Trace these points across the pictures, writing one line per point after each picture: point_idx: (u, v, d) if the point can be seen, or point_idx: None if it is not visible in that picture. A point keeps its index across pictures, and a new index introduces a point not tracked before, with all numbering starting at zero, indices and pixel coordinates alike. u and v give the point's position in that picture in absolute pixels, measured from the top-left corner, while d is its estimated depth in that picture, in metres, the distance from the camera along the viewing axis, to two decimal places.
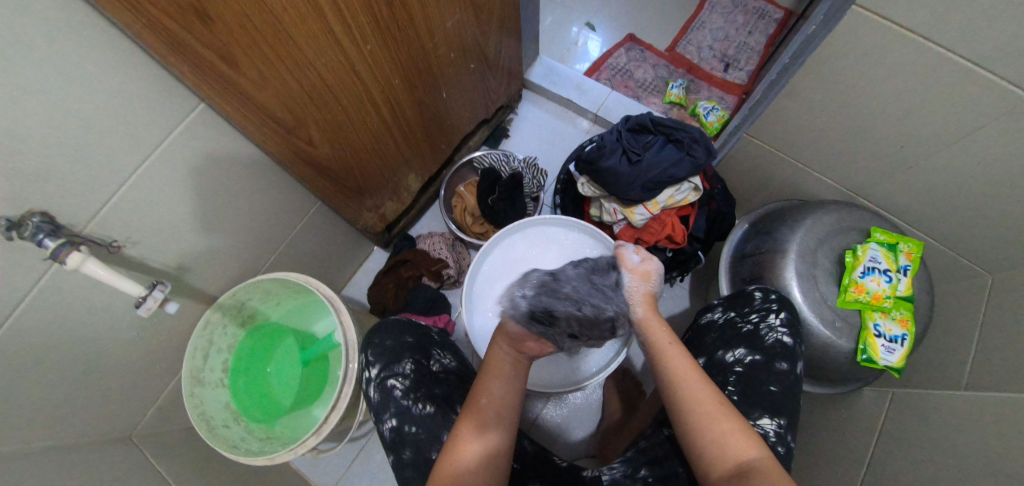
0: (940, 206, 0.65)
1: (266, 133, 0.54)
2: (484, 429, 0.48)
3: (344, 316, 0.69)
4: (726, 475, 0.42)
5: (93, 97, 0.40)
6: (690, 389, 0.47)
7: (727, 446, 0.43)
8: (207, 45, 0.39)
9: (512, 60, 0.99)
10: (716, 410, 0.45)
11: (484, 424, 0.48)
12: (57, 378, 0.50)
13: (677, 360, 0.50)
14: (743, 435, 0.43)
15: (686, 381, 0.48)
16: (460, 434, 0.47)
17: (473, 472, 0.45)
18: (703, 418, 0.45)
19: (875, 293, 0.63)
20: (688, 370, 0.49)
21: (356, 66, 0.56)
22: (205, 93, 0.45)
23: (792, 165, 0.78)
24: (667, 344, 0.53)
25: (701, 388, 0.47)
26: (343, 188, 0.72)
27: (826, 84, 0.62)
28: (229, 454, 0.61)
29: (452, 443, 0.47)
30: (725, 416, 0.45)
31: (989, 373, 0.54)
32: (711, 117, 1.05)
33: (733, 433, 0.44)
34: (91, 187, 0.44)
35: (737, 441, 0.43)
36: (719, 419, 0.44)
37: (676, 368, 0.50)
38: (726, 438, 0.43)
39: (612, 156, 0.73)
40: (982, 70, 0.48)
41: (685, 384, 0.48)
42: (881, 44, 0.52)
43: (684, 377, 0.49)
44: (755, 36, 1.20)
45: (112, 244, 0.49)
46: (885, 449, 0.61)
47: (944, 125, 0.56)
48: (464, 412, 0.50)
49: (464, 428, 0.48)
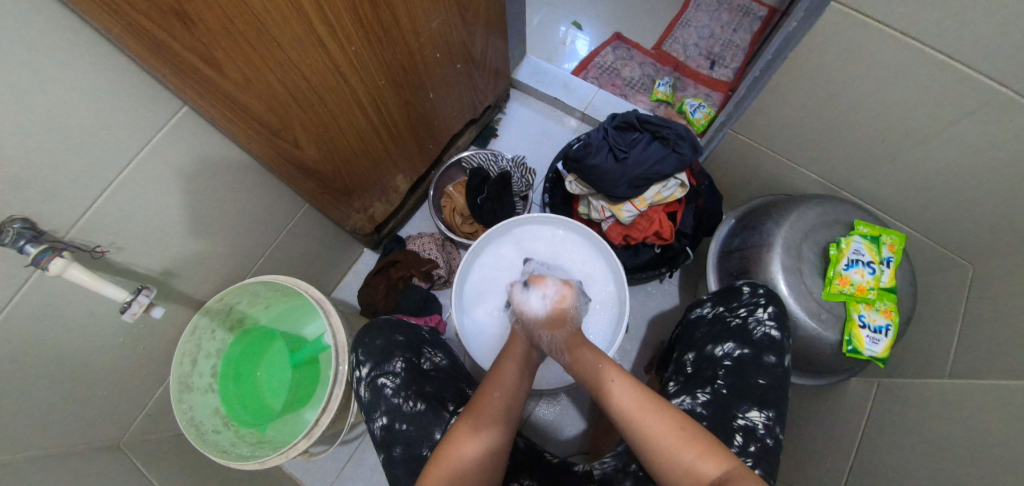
0: (922, 198, 0.66)
1: (250, 135, 0.53)
2: (489, 424, 0.49)
3: (333, 317, 0.69)
4: None
5: (73, 101, 0.39)
6: (646, 422, 0.46)
7: (699, 470, 0.42)
8: (186, 45, 0.39)
9: (499, 59, 1.00)
10: (678, 436, 0.44)
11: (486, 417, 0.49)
12: (43, 387, 0.50)
13: (627, 394, 0.49)
14: (710, 453, 0.42)
15: (640, 415, 0.47)
16: (463, 424, 0.48)
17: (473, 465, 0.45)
18: (667, 450, 0.44)
19: (859, 285, 0.64)
20: (639, 404, 0.48)
21: (341, 66, 0.56)
22: (188, 95, 0.44)
23: (776, 160, 0.79)
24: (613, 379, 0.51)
25: (656, 417, 0.46)
26: (330, 190, 0.72)
27: (808, 80, 0.63)
28: (217, 458, 0.61)
29: (447, 442, 0.47)
30: (687, 441, 0.43)
31: (971, 360, 0.55)
32: (698, 114, 1.06)
33: (702, 455, 0.42)
34: (72, 192, 0.44)
35: (705, 461, 0.42)
36: (684, 445, 0.43)
37: (623, 404, 0.48)
38: (694, 462, 0.42)
39: (598, 154, 0.73)
40: (959, 63, 0.49)
41: (640, 419, 0.46)
42: (861, 39, 0.53)
43: (638, 413, 0.47)
44: (740, 33, 1.21)
45: (96, 249, 0.49)
46: (871, 438, 0.62)
47: (922, 118, 0.57)
48: (470, 406, 0.51)
49: (469, 418, 0.49)
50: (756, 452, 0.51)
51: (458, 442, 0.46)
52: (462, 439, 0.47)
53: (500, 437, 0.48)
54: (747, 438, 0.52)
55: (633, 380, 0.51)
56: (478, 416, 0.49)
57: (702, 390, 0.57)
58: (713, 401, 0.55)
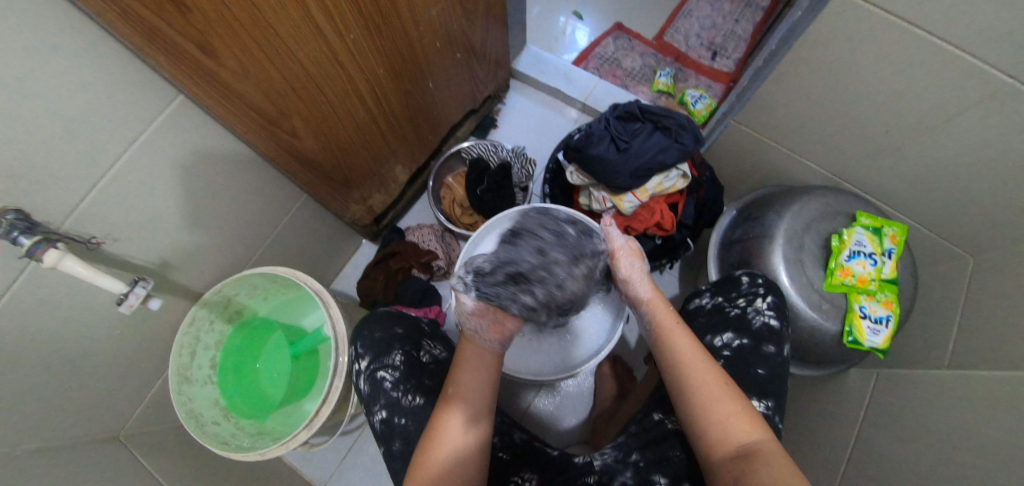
0: (924, 190, 0.66)
1: (248, 125, 0.52)
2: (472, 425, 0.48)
3: (333, 309, 0.69)
4: (728, 456, 0.42)
5: (64, 90, 0.38)
6: (694, 371, 0.48)
7: (730, 427, 0.43)
8: (181, 32, 0.37)
9: (498, 49, 0.98)
10: (722, 393, 0.45)
11: (474, 417, 0.49)
12: (39, 382, 0.49)
13: (684, 341, 0.51)
14: (749, 417, 0.43)
15: (692, 362, 0.48)
16: (445, 427, 0.47)
17: (459, 464, 0.46)
18: (708, 400, 0.45)
19: (861, 276, 0.64)
20: (694, 351, 0.49)
21: (339, 55, 0.55)
22: (183, 85, 0.44)
23: (778, 151, 0.78)
24: (673, 323, 0.54)
25: (707, 368, 0.48)
26: (329, 180, 0.71)
27: (812, 71, 0.62)
28: (217, 450, 0.61)
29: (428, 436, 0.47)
30: (730, 400, 0.45)
31: (971, 352, 0.55)
32: (699, 105, 1.05)
33: (740, 416, 0.44)
34: (66, 183, 0.43)
35: (739, 422, 0.43)
36: (726, 401, 0.45)
37: (679, 349, 0.50)
38: (729, 419, 0.44)
39: (600, 144, 0.73)
40: (965, 54, 0.49)
41: (690, 366, 0.48)
42: (867, 30, 0.52)
43: (690, 358, 0.49)
44: (742, 24, 1.20)
45: (91, 241, 0.48)
46: (870, 429, 0.62)
47: (927, 110, 0.57)
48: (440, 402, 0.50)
49: (446, 418, 0.48)
50: None
51: (438, 444, 0.46)
52: (438, 445, 0.46)
53: (480, 434, 0.48)
54: None
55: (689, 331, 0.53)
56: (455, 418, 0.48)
57: None
58: None
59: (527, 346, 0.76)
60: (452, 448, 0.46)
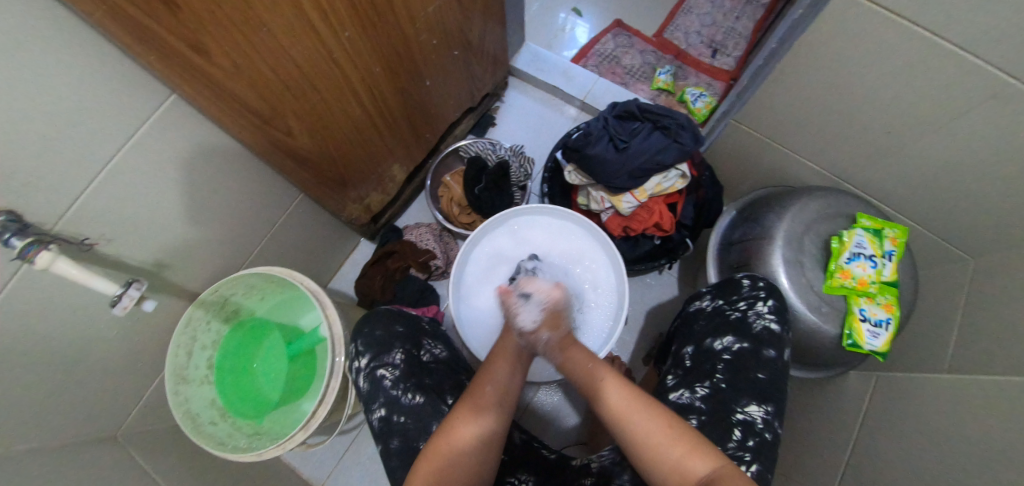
0: (926, 192, 0.65)
1: (242, 124, 0.52)
2: (481, 417, 0.48)
3: (329, 309, 0.69)
4: None
5: (53, 90, 0.38)
6: (635, 421, 0.44)
7: (687, 468, 0.41)
8: (172, 31, 0.37)
9: (497, 46, 0.97)
10: (665, 436, 0.43)
11: (480, 411, 0.48)
12: (34, 383, 0.49)
13: (616, 392, 0.47)
14: (699, 451, 0.41)
15: (627, 413, 0.45)
16: (453, 420, 0.47)
17: (466, 455, 0.45)
18: (654, 449, 0.42)
19: (861, 279, 0.63)
20: (629, 401, 0.46)
21: (335, 53, 0.54)
22: (174, 83, 0.43)
23: (778, 150, 0.78)
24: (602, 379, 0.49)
25: (642, 415, 0.44)
26: (324, 179, 0.71)
27: (812, 70, 0.61)
28: (213, 451, 0.61)
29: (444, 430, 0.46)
30: (676, 440, 0.42)
31: (970, 355, 0.55)
32: (699, 103, 1.04)
33: (689, 453, 0.41)
34: (59, 185, 0.43)
35: (692, 460, 0.41)
36: (672, 444, 0.42)
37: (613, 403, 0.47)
38: (683, 460, 0.41)
39: (598, 143, 0.72)
40: (969, 54, 0.48)
41: (631, 417, 0.45)
42: (870, 29, 0.51)
43: (626, 410, 0.45)
44: (743, 21, 1.18)
45: (84, 242, 0.48)
46: (869, 433, 0.62)
47: (929, 110, 0.56)
48: (464, 398, 0.50)
49: (462, 409, 0.48)
50: (754, 446, 0.51)
51: (451, 435, 0.46)
52: (454, 432, 0.46)
53: (492, 427, 0.48)
54: (746, 432, 0.51)
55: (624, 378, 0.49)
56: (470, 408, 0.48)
57: (701, 384, 0.56)
58: (713, 395, 0.54)
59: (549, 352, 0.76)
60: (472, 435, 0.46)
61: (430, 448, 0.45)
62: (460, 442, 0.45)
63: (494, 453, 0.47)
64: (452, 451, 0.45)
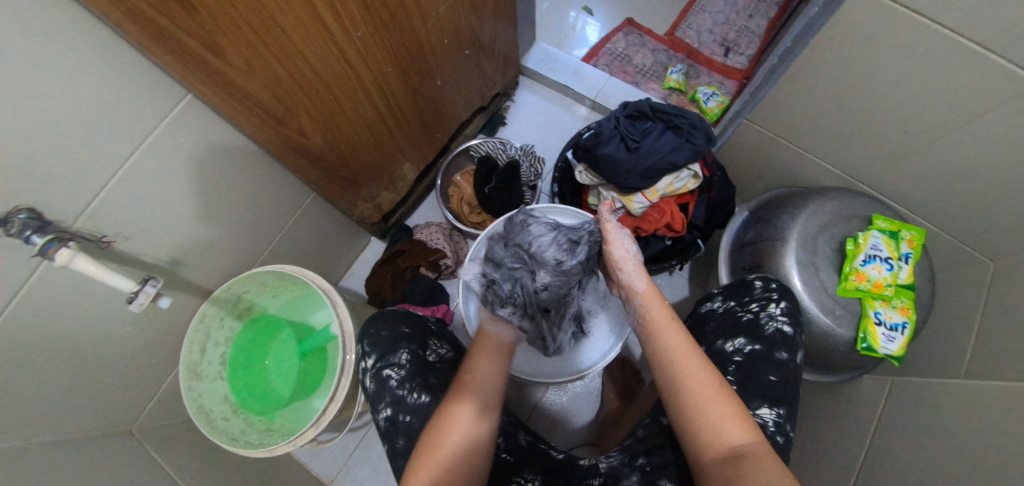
0: (945, 194, 0.64)
1: (256, 123, 0.52)
2: (477, 416, 0.48)
3: (341, 307, 0.69)
4: (720, 457, 0.41)
5: (73, 89, 0.38)
6: (688, 367, 0.46)
7: (723, 430, 0.42)
8: (188, 31, 0.37)
9: (508, 46, 0.97)
10: (714, 393, 0.44)
11: (478, 410, 0.48)
12: (54, 377, 0.50)
13: (676, 336, 0.49)
14: (741, 419, 0.43)
15: (683, 359, 0.47)
16: (451, 422, 0.47)
17: (465, 460, 0.45)
18: (701, 400, 0.44)
19: (876, 282, 0.63)
20: (686, 348, 0.48)
21: (347, 53, 0.54)
22: (191, 84, 0.43)
23: (792, 151, 0.77)
24: (668, 320, 0.51)
25: (698, 367, 0.46)
26: (336, 179, 0.71)
27: (828, 70, 0.60)
28: (226, 446, 0.62)
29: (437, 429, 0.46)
30: (723, 400, 0.44)
31: (988, 359, 0.54)
32: (711, 103, 1.03)
33: (730, 417, 0.43)
34: (79, 182, 0.43)
35: (732, 425, 0.42)
36: (717, 403, 0.44)
37: (671, 347, 0.49)
38: (722, 422, 0.42)
39: (610, 143, 0.72)
40: (992, 53, 0.47)
41: (683, 362, 0.47)
42: (888, 28, 0.51)
43: (682, 354, 0.48)
44: (756, 19, 1.17)
45: (102, 240, 0.48)
46: (883, 437, 0.61)
47: (949, 110, 0.55)
48: (452, 389, 0.51)
49: (456, 408, 0.48)
50: None
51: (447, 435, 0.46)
52: (444, 439, 0.46)
53: (485, 431, 0.47)
54: None
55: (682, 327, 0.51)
56: (467, 405, 0.48)
57: None
58: None
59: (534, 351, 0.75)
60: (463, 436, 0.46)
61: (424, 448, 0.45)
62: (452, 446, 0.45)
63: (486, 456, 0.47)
64: (447, 459, 0.44)
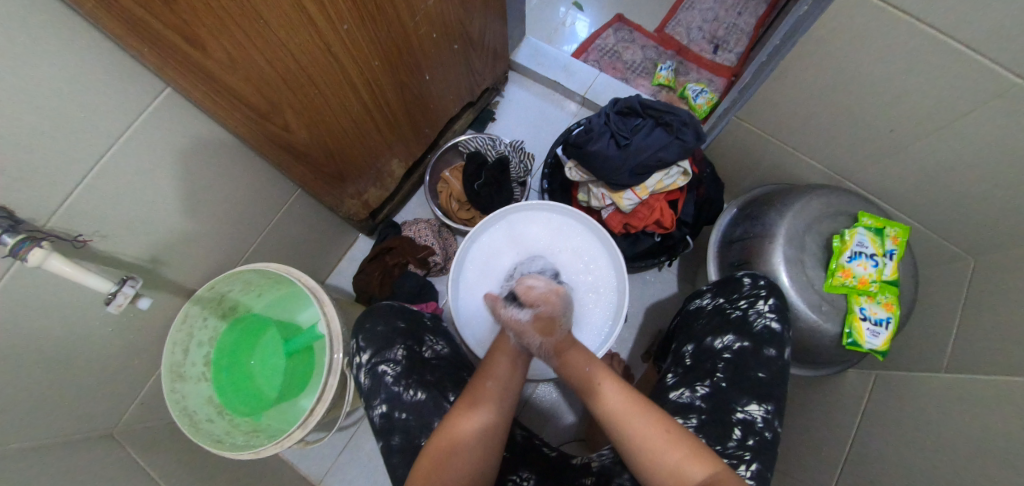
0: (926, 191, 0.65)
1: (238, 118, 0.51)
2: (479, 410, 0.48)
3: (327, 306, 0.68)
4: None
5: (42, 84, 0.37)
6: (634, 423, 0.45)
7: (686, 473, 0.41)
8: (166, 23, 0.36)
9: (497, 41, 0.96)
10: (665, 438, 0.43)
11: (475, 404, 0.48)
12: (28, 382, 0.49)
13: (617, 394, 0.48)
14: (698, 455, 0.42)
15: (628, 415, 0.46)
16: (453, 416, 0.47)
17: (469, 448, 0.45)
18: (655, 452, 0.42)
19: (862, 278, 0.63)
20: (628, 403, 0.47)
21: (332, 46, 0.53)
22: (170, 76, 0.42)
23: (779, 148, 0.78)
24: (598, 377, 0.51)
25: (644, 419, 0.45)
26: (323, 175, 0.70)
27: (816, 69, 0.61)
28: (211, 448, 0.60)
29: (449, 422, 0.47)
30: (676, 442, 0.42)
31: (968, 354, 0.55)
32: (700, 100, 1.03)
33: (688, 457, 0.41)
34: (52, 180, 0.42)
35: (692, 465, 0.41)
36: (672, 446, 0.42)
37: (614, 408, 0.47)
38: (682, 465, 0.41)
39: (600, 140, 0.71)
40: (976, 54, 0.47)
41: (629, 419, 0.45)
42: (875, 27, 0.51)
43: (626, 412, 0.46)
44: (745, 16, 1.17)
45: (77, 239, 0.47)
46: (867, 431, 0.62)
47: (933, 110, 0.55)
48: (465, 394, 0.50)
49: (459, 408, 0.48)
50: (754, 446, 0.51)
51: (453, 429, 0.46)
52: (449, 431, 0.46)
53: (485, 420, 0.47)
54: (745, 432, 0.52)
55: (622, 381, 0.50)
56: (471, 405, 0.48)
57: (701, 383, 0.56)
58: (713, 394, 0.54)
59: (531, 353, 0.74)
60: (472, 429, 0.46)
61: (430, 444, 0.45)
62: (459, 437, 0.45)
63: (496, 448, 0.47)
64: (449, 451, 0.44)
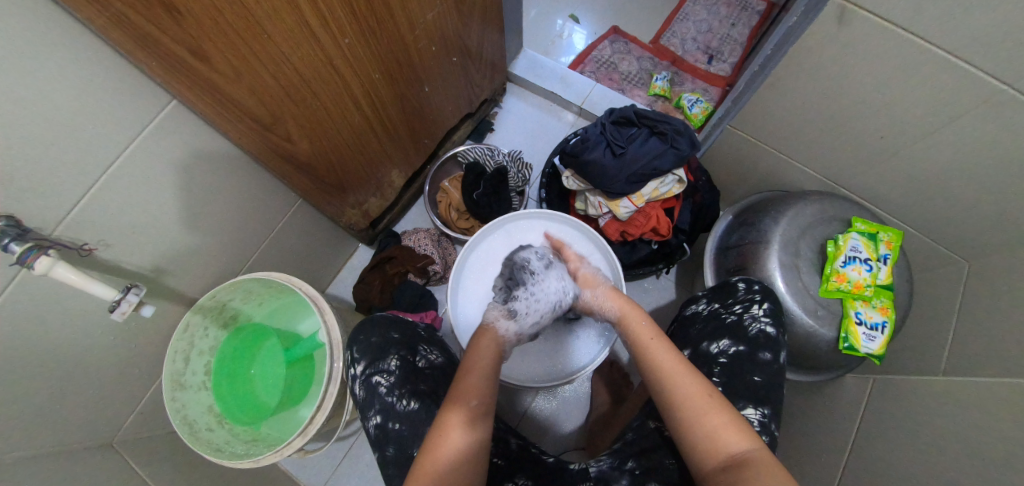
0: (918, 196, 0.66)
1: (242, 130, 0.52)
2: (469, 426, 0.46)
3: (328, 314, 0.68)
4: (718, 466, 0.42)
5: (55, 95, 0.38)
6: (678, 382, 0.47)
7: (720, 440, 0.43)
8: (175, 38, 0.37)
9: (495, 53, 0.98)
10: (704, 403, 0.45)
11: (472, 420, 0.47)
12: (32, 388, 0.49)
13: (666, 355, 0.51)
14: (734, 426, 0.43)
15: (674, 375, 0.48)
16: (441, 428, 0.46)
17: (456, 466, 0.44)
18: (694, 413, 0.45)
19: (857, 283, 0.64)
20: (676, 364, 0.49)
21: (334, 59, 0.55)
22: (176, 89, 0.43)
23: (773, 155, 0.79)
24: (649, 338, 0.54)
25: (689, 381, 0.47)
26: (324, 185, 0.71)
27: (806, 77, 0.62)
28: (209, 457, 0.61)
29: (436, 435, 0.46)
30: (716, 409, 0.44)
31: (965, 356, 0.55)
32: (695, 109, 1.05)
33: (725, 426, 0.43)
34: (61, 188, 0.43)
35: (728, 433, 0.43)
36: (710, 412, 0.44)
37: (661, 365, 0.50)
38: (717, 430, 0.43)
39: (596, 149, 0.73)
40: (960, 60, 0.49)
41: (675, 378, 0.48)
42: (861, 35, 0.52)
43: (671, 371, 0.49)
44: (738, 28, 1.20)
45: (83, 247, 0.48)
46: (866, 435, 0.62)
47: (922, 115, 0.57)
48: (450, 401, 0.49)
49: (448, 419, 0.47)
50: None
51: (445, 442, 0.45)
52: (437, 447, 0.44)
53: (481, 436, 0.46)
54: None
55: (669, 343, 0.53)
56: (459, 417, 0.47)
57: None
58: None
59: (529, 358, 0.76)
60: (457, 448, 0.45)
61: (421, 455, 0.44)
62: (450, 453, 0.44)
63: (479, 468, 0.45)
64: (442, 463, 0.43)
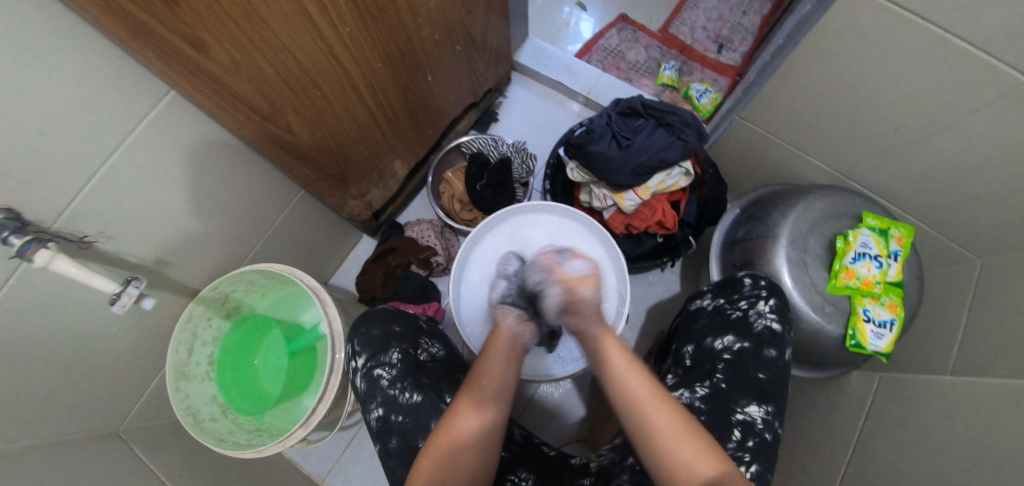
0: (932, 192, 0.64)
1: (240, 120, 0.51)
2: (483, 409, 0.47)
3: (330, 307, 0.68)
4: None
5: (47, 87, 0.37)
6: (650, 410, 0.44)
7: (693, 469, 0.41)
8: (171, 28, 0.36)
9: (499, 41, 0.96)
10: (676, 432, 0.42)
11: (482, 403, 0.48)
12: (35, 380, 0.49)
13: (636, 378, 0.46)
14: (709, 453, 0.41)
15: (647, 401, 0.44)
16: (456, 413, 0.46)
17: (465, 452, 0.45)
18: (668, 442, 0.42)
19: (865, 279, 0.63)
20: (648, 390, 0.45)
21: (334, 48, 0.53)
22: (171, 78, 0.42)
23: (783, 148, 0.77)
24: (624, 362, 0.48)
25: (661, 409, 0.44)
26: (325, 175, 0.70)
27: (820, 69, 0.60)
28: (214, 447, 0.62)
29: (449, 419, 0.46)
30: (692, 436, 0.42)
31: (975, 356, 0.55)
32: (704, 99, 1.03)
33: (700, 453, 0.41)
34: (57, 182, 0.42)
35: (703, 461, 0.41)
36: (685, 441, 0.42)
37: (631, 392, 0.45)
38: (692, 461, 0.41)
39: (601, 140, 0.71)
40: (983, 53, 0.47)
41: (647, 406, 0.44)
42: (879, 26, 0.50)
43: (643, 398, 0.44)
44: (749, 16, 1.16)
45: (83, 239, 0.47)
46: (871, 433, 0.62)
47: (939, 110, 0.55)
48: (466, 387, 0.49)
49: (463, 402, 0.47)
50: (754, 447, 0.50)
51: (454, 429, 0.45)
52: (451, 428, 0.45)
53: (491, 422, 0.47)
54: (745, 432, 0.51)
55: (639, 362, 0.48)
56: (473, 406, 0.47)
57: (701, 383, 0.56)
58: (711, 395, 0.54)
59: None
60: (471, 433, 0.46)
61: (433, 435, 0.46)
62: (459, 442, 0.45)
63: (491, 449, 0.47)
64: (452, 449, 0.45)
